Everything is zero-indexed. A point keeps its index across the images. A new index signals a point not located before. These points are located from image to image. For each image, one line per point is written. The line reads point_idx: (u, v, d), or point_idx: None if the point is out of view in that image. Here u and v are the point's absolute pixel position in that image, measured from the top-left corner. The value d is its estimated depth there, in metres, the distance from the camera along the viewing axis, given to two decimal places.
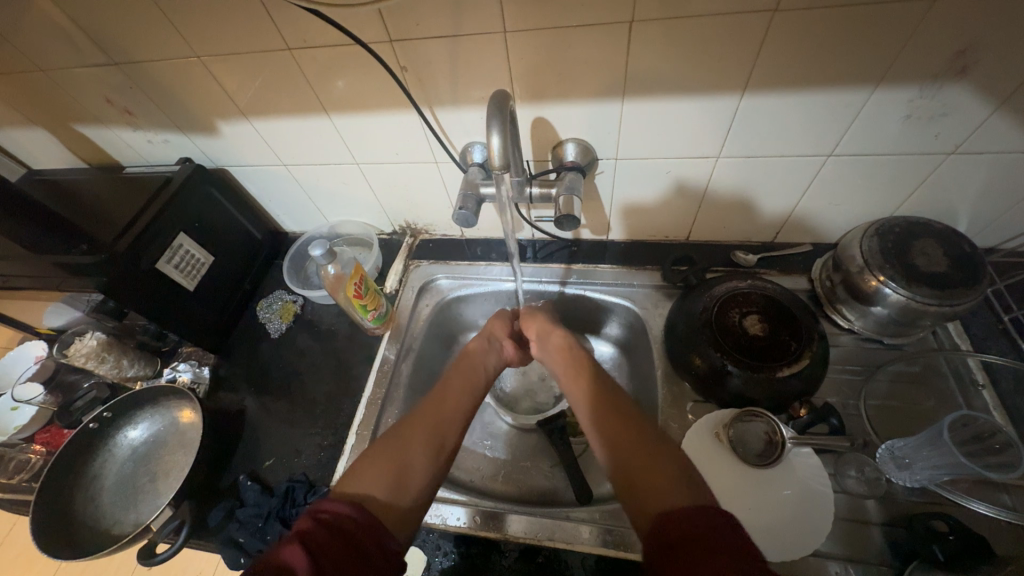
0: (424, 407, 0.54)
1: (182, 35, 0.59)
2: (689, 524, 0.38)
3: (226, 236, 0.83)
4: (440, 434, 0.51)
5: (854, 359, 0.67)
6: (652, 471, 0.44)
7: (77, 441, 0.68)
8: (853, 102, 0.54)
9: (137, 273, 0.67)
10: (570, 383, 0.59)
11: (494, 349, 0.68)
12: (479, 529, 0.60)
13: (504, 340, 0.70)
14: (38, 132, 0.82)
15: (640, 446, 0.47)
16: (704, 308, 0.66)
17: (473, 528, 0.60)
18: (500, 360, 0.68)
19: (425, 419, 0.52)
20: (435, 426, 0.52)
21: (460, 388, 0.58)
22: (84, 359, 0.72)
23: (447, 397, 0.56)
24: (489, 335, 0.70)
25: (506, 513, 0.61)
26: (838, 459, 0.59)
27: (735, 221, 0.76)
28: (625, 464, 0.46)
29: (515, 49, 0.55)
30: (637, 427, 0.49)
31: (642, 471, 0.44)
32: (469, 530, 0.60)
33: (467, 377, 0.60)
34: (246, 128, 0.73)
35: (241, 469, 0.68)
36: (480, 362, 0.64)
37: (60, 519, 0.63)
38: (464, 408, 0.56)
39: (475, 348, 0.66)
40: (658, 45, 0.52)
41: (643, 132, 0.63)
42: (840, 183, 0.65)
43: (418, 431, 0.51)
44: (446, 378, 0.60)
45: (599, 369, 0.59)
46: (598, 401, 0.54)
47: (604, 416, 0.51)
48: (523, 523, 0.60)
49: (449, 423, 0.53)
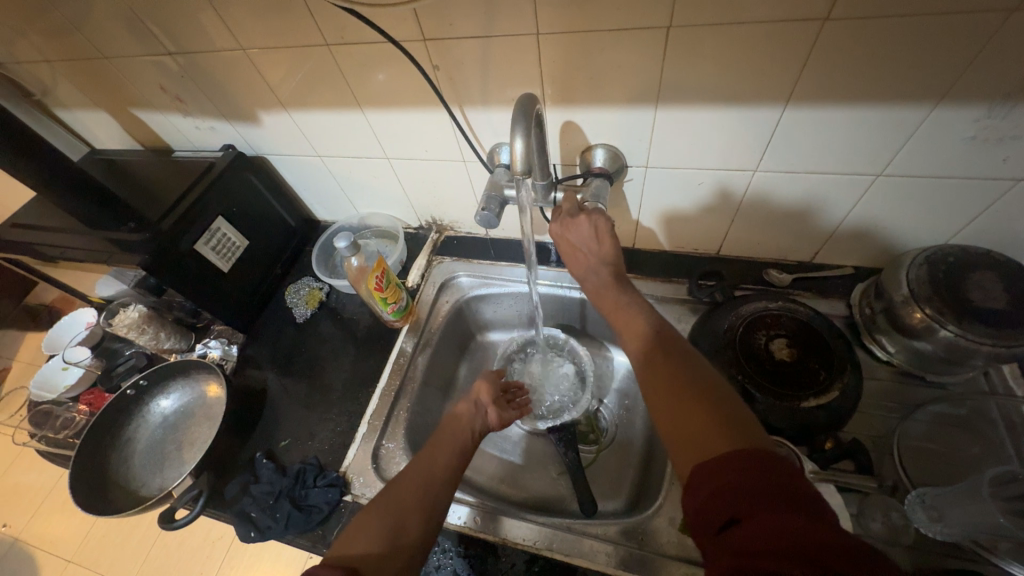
0: (420, 461, 0.56)
1: (229, 28, 0.62)
2: (740, 486, 0.35)
3: (262, 222, 0.87)
4: (428, 492, 0.52)
5: (890, 394, 0.62)
6: (697, 425, 0.41)
7: (115, 405, 0.73)
8: (909, 121, 0.50)
9: (177, 252, 0.70)
10: (645, 351, 0.51)
11: (480, 416, 0.64)
12: (482, 531, 0.60)
13: (489, 407, 0.65)
14: (101, 114, 0.88)
15: (690, 402, 0.43)
16: (730, 328, 0.64)
17: (473, 529, 0.61)
18: (486, 428, 0.63)
19: (420, 474, 0.54)
20: (424, 482, 0.53)
21: (449, 449, 0.57)
22: (126, 329, 0.77)
23: (438, 459, 0.56)
24: (475, 398, 0.66)
25: (504, 516, 0.61)
26: (864, 500, 0.55)
27: (771, 237, 0.72)
28: (683, 434, 0.42)
29: (547, 51, 0.54)
30: (686, 379, 0.45)
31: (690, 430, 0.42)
32: (467, 529, 0.61)
33: (451, 437, 0.59)
34: (284, 119, 0.75)
35: (259, 446, 0.71)
36: (465, 426, 0.61)
37: (96, 477, 0.68)
38: (453, 469, 0.55)
39: (463, 412, 0.63)
40: (697, 53, 0.50)
41: (676, 141, 0.60)
42: (891, 205, 0.61)
43: (409, 485, 0.52)
44: (433, 438, 0.60)
45: (680, 339, 0.51)
46: (668, 368, 0.47)
47: (668, 370, 0.47)
48: (524, 529, 0.60)
49: (440, 479, 0.54)
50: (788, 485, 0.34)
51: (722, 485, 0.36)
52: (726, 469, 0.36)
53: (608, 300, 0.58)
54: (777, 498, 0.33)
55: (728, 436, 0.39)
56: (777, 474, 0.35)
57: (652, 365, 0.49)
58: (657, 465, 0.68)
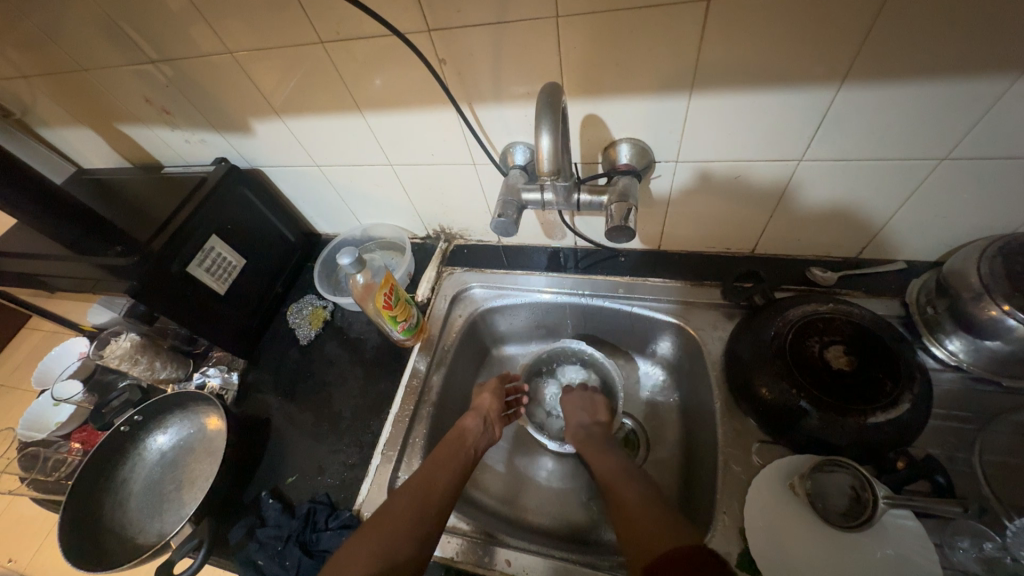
0: (416, 476, 0.56)
1: (215, 31, 0.57)
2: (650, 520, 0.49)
3: (259, 238, 0.81)
4: (424, 513, 0.52)
5: (961, 402, 0.56)
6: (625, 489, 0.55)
7: (109, 443, 0.68)
8: (983, 95, 0.44)
9: (168, 276, 0.65)
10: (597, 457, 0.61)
11: (486, 434, 0.64)
12: (478, 566, 0.55)
13: (497, 424, 0.65)
14: (85, 131, 0.83)
15: (618, 472, 0.57)
16: (776, 335, 0.57)
17: (476, 565, 0.55)
18: (488, 444, 0.64)
19: (414, 488, 0.54)
20: (419, 503, 0.52)
21: (446, 462, 0.58)
22: (118, 360, 0.72)
23: (436, 477, 0.56)
24: (483, 413, 0.65)
25: (511, 549, 0.56)
26: (945, 526, 0.49)
27: (814, 233, 0.66)
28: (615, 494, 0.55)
29: (566, 36, 0.48)
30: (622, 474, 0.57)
31: (635, 514, 0.51)
32: (461, 564, 0.56)
33: (452, 451, 0.59)
34: (279, 127, 0.70)
35: (264, 483, 0.65)
36: (469, 445, 0.61)
37: (87, 527, 0.62)
38: (450, 483, 0.56)
39: (468, 427, 0.63)
40: (738, 31, 0.44)
41: (711, 131, 0.54)
42: (951, 193, 0.55)
43: (403, 500, 0.53)
44: (433, 453, 0.59)
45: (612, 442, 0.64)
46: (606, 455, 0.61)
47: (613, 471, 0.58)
48: (523, 560, 0.54)
49: (435, 492, 0.54)
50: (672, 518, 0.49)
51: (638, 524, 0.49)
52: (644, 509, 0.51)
53: (570, 401, 0.72)
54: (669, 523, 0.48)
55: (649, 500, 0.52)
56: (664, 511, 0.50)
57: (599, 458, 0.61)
58: (701, 488, 0.62)
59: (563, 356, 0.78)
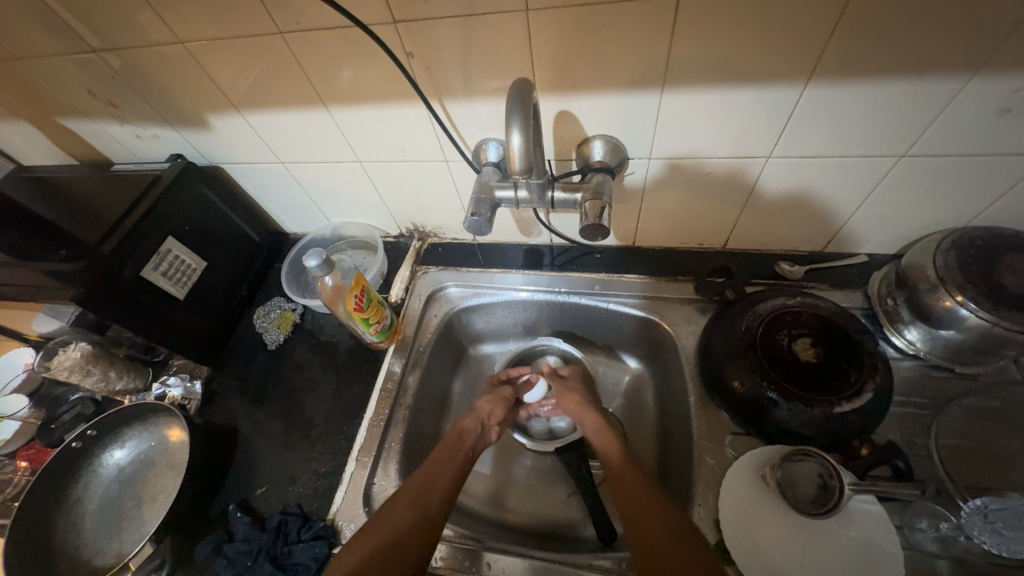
0: (416, 476, 0.54)
1: (163, 19, 0.53)
2: (653, 519, 0.48)
3: (220, 239, 0.77)
4: (423, 512, 0.50)
5: (919, 389, 0.58)
6: (630, 481, 0.53)
7: (59, 461, 0.64)
8: (940, 94, 0.46)
9: (120, 281, 0.61)
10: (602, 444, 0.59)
11: (485, 437, 0.63)
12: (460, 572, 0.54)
13: (495, 427, 0.65)
14: (23, 126, 0.77)
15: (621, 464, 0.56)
16: (747, 329, 0.59)
17: (457, 571, 0.54)
18: (485, 442, 0.63)
19: (414, 488, 0.53)
20: (418, 503, 0.51)
21: (445, 463, 0.56)
22: (68, 373, 0.67)
23: (436, 474, 0.55)
24: (482, 417, 0.64)
25: (492, 553, 0.55)
26: (905, 508, 0.51)
27: (782, 228, 0.67)
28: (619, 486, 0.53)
29: (537, 30, 0.47)
30: (625, 466, 0.55)
31: (640, 509, 0.50)
32: (442, 570, 0.55)
33: (452, 449, 0.58)
34: (239, 123, 0.66)
35: (232, 496, 0.63)
36: (467, 442, 0.60)
37: (36, 548, 0.58)
38: (452, 480, 0.55)
39: (468, 429, 0.62)
40: (707, 28, 0.44)
41: (683, 127, 0.55)
42: (908, 190, 0.57)
43: (402, 500, 0.51)
44: (434, 452, 0.58)
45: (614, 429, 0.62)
46: (610, 445, 0.59)
47: (621, 462, 0.56)
48: (504, 562, 0.54)
49: (438, 487, 0.53)
50: (672, 517, 0.48)
51: (643, 522, 0.48)
52: (646, 507, 0.49)
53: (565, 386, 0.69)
54: (672, 524, 0.47)
55: (650, 495, 0.51)
56: (665, 509, 0.49)
57: (606, 446, 0.59)
58: (677, 482, 0.62)
59: (540, 353, 0.78)
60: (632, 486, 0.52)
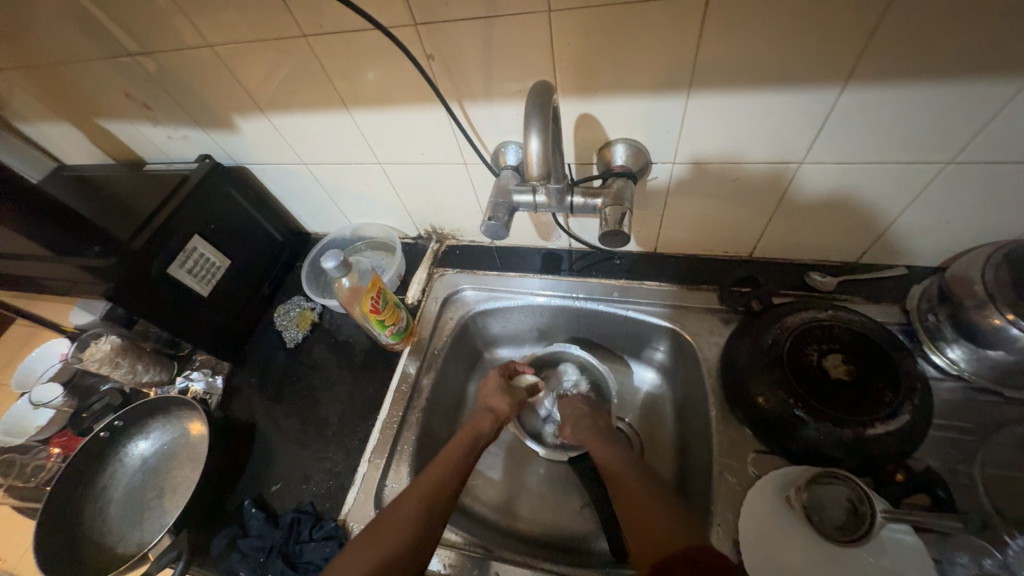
0: (424, 475, 0.53)
1: (193, 23, 0.54)
2: (663, 529, 0.47)
3: (244, 238, 0.79)
4: (428, 515, 0.49)
5: (963, 413, 0.54)
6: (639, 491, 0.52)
7: (88, 449, 0.66)
8: (993, 98, 0.43)
9: (148, 278, 0.63)
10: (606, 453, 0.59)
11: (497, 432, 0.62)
12: None
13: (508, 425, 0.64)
14: (65, 127, 0.81)
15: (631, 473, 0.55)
16: (774, 342, 0.56)
17: None
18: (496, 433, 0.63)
19: (421, 489, 0.52)
20: (424, 505, 0.50)
21: (454, 463, 0.55)
22: (98, 364, 0.70)
23: (444, 475, 0.53)
24: (496, 415, 0.64)
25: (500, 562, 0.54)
26: (944, 541, 0.48)
27: (814, 236, 0.64)
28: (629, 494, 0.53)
29: (560, 32, 0.46)
30: (635, 477, 0.54)
31: (650, 517, 0.49)
32: None
33: (460, 448, 0.57)
34: (264, 124, 0.68)
35: (248, 492, 0.64)
36: (478, 436, 0.60)
37: (64, 530, 0.61)
38: (457, 478, 0.54)
39: (482, 429, 0.61)
40: (736, 30, 0.42)
41: (709, 132, 0.52)
42: (954, 199, 0.53)
43: (407, 501, 0.50)
44: (443, 450, 0.57)
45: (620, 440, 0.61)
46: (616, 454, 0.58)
47: (630, 471, 0.55)
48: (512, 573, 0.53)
49: (444, 488, 0.52)
50: (683, 528, 0.47)
51: (654, 531, 0.47)
52: (655, 517, 0.49)
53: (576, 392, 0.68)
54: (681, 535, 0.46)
55: (660, 504, 0.50)
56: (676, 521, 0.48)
57: (613, 454, 0.58)
58: (695, 498, 0.60)
59: (556, 360, 0.77)
60: (642, 495, 0.51)
